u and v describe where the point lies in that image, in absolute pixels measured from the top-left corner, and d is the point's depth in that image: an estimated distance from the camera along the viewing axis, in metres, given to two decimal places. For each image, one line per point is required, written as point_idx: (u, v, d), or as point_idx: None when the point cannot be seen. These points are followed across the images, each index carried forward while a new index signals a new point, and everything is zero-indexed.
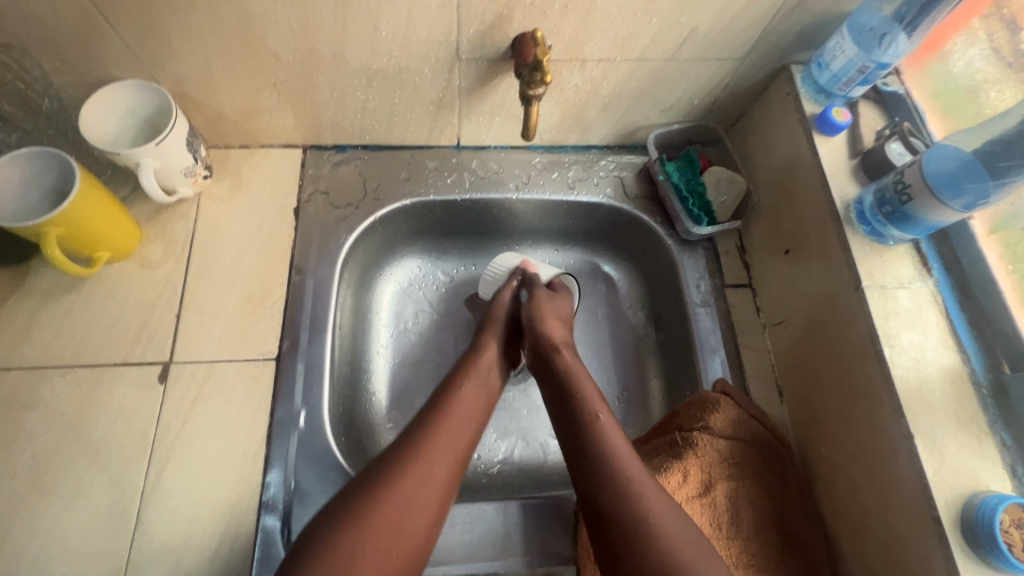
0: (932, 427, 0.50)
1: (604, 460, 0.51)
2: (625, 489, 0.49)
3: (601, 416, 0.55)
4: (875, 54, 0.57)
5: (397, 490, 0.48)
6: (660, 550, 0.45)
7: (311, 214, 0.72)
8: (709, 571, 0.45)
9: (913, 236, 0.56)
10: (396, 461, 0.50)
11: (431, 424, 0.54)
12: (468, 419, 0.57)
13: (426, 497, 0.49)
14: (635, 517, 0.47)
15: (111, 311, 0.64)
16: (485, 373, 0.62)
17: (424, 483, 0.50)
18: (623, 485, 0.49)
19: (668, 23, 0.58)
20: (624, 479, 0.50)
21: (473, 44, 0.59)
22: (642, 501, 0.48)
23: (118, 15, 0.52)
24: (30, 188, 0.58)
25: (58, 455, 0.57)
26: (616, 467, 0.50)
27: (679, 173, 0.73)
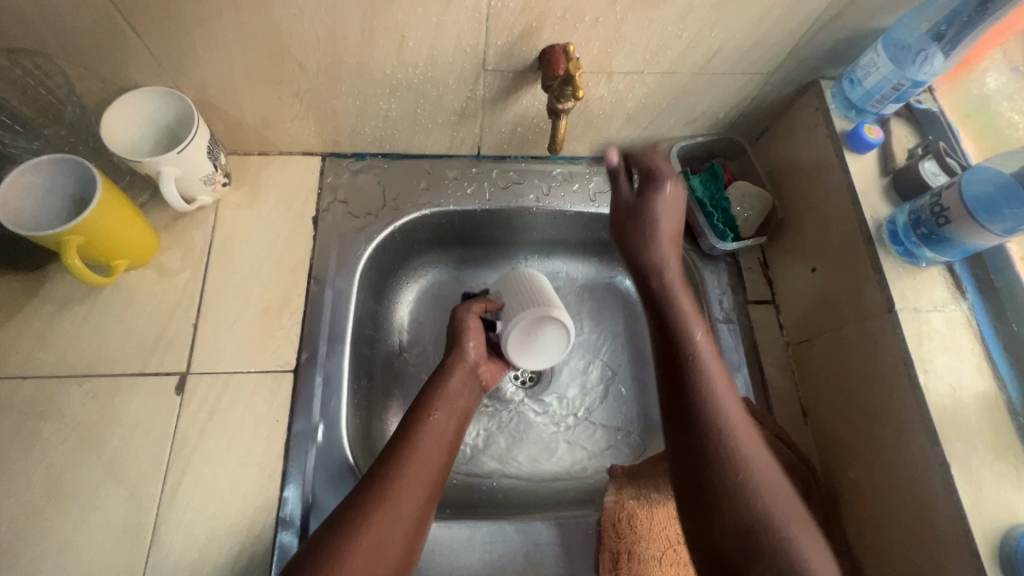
0: (968, 456, 0.49)
1: (713, 410, 0.50)
2: (732, 443, 0.49)
3: (699, 340, 0.55)
4: (910, 72, 0.57)
5: (363, 538, 0.47)
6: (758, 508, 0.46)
7: (329, 223, 0.71)
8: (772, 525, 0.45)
9: (948, 257, 0.55)
10: (371, 491, 0.50)
11: (393, 463, 0.52)
12: (432, 454, 0.55)
13: (392, 541, 0.48)
14: (742, 472, 0.47)
15: (128, 319, 0.63)
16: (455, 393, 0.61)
17: (389, 527, 0.49)
18: (732, 439, 0.49)
19: (699, 37, 0.57)
20: (734, 432, 0.49)
21: (500, 56, 0.58)
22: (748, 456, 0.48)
23: (144, 22, 0.52)
24: (51, 195, 0.58)
25: (73, 465, 0.57)
26: (725, 420, 0.50)
27: (702, 187, 0.72)
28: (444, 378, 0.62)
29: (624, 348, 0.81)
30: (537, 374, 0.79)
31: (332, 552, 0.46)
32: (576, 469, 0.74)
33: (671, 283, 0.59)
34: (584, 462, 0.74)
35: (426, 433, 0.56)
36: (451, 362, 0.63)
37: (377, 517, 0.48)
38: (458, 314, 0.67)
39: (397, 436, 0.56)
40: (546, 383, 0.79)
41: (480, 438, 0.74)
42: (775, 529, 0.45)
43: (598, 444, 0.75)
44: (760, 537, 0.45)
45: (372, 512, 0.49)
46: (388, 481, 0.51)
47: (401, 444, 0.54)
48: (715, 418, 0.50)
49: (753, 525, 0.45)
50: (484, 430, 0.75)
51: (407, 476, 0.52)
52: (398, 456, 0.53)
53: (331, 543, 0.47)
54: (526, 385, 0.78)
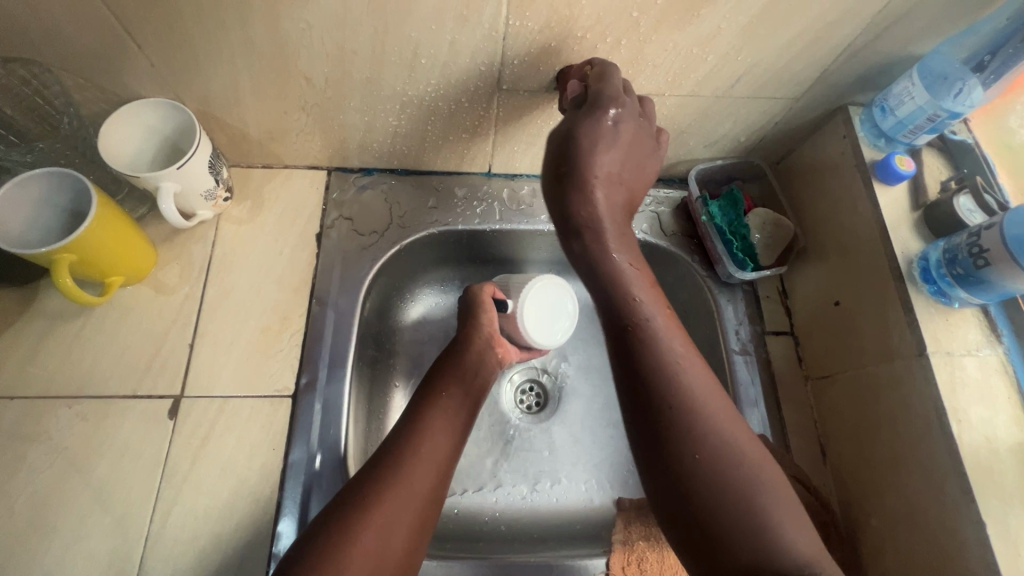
0: (1006, 515, 0.46)
1: (669, 387, 0.46)
2: (691, 414, 0.45)
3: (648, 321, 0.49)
4: (947, 103, 0.54)
5: (378, 503, 0.46)
6: (716, 501, 0.42)
7: (334, 241, 0.68)
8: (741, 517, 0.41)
9: (983, 299, 0.52)
10: (387, 460, 0.50)
11: (409, 436, 0.52)
12: (448, 428, 0.54)
13: (406, 506, 0.47)
14: (705, 454, 0.43)
15: (122, 338, 0.61)
16: (471, 367, 0.61)
17: (405, 494, 0.47)
18: (688, 414, 0.45)
19: (724, 60, 0.54)
20: (693, 409, 0.45)
21: (515, 75, 0.56)
22: (713, 434, 0.44)
23: (145, 33, 0.49)
24: (44, 210, 0.55)
25: (59, 492, 0.54)
26: (685, 404, 0.45)
27: (722, 213, 0.69)
28: (462, 355, 0.62)
29: None
30: (543, 399, 0.77)
31: (348, 520, 0.45)
32: (582, 500, 0.71)
33: (603, 237, 0.52)
34: (590, 493, 0.71)
35: (440, 407, 0.56)
36: (469, 341, 0.63)
37: (393, 484, 0.48)
38: (472, 291, 0.68)
39: (411, 413, 0.55)
40: (552, 409, 0.76)
41: (483, 465, 0.71)
42: (745, 505, 0.42)
43: (605, 475, 0.73)
44: (729, 519, 0.41)
45: (389, 480, 0.48)
46: (404, 451, 0.50)
47: (416, 418, 0.54)
48: (670, 394, 0.45)
49: (722, 504, 0.42)
50: (488, 457, 0.72)
51: (422, 446, 0.51)
52: (412, 430, 0.53)
53: (347, 510, 0.46)
54: (531, 411, 0.76)
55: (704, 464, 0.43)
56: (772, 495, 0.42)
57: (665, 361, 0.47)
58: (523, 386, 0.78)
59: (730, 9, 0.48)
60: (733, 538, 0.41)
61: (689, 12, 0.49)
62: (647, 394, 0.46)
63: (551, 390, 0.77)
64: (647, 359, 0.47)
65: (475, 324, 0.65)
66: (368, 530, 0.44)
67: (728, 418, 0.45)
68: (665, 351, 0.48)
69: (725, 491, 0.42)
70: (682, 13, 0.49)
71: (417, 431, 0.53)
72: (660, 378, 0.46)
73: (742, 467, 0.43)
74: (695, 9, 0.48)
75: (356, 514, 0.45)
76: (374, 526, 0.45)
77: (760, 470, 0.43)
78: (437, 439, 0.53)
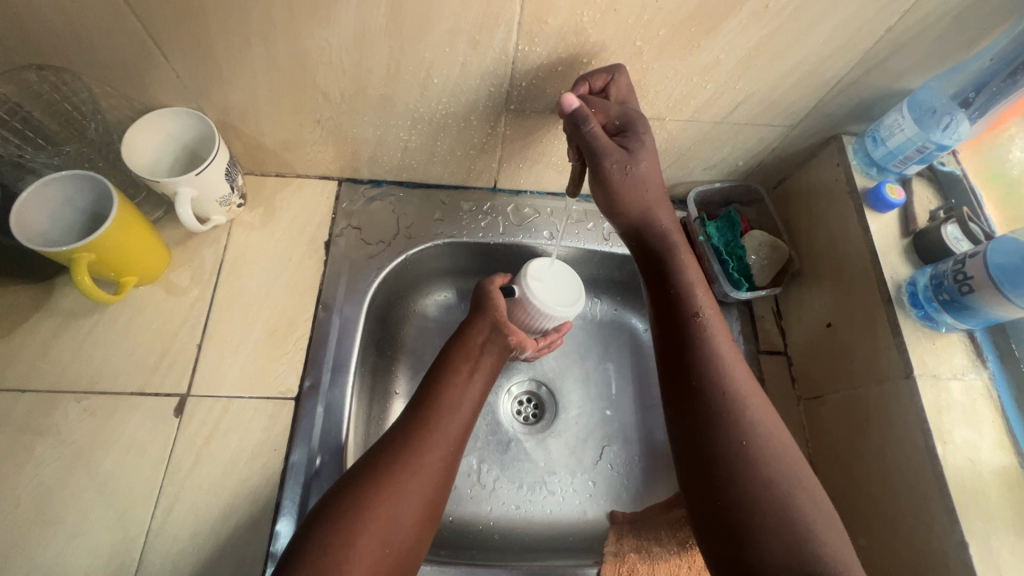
0: (988, 536, 0.47)
1: (717, 374, 0.52)
2: (733, 402, 0.50)
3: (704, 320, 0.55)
4: (935, 136, 0.56)
5: (387, 483, 0.49)
6: (752, 482, 0.47)
7: (341, 249, 0.70)
8: (772, 498, 0.46)
9: (969, 325, 0.54)
10: (391, 452, 0.51)
11: (419, 419, 0.54)
12: (456, 414, 0.56)
13: (414, 485, 0.50)
14: (746, 435, 0.49)
15: (133, 336, 0.63)
16: (480, 353, 0.63)
17: (414, 474, 0.50)
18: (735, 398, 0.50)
19: (723, 89, 0.57)
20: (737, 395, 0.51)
21: (523, 96, 0.58)
22: (752, 419, 0.49)
23: (173, 47, 0.52)
24: (66, 210, 0.58)
25: (65, 484, 0.55)
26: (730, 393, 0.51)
27: (719, 233, 0.71)
28: (472, 339, 0.64)
29: (630, 388, 0.80)
30: (540, 411, 0.78)
31: (362, 493, 0.48)
32: (575, 511, 0.72)
33: (671, 245, 0.59)
34: (584, 504, 0.72)
35: (450, 392, 0.58)
36: (478, 327, 0.65)
37: (402, 466, 0.50)
38: (484, 281, 0.69)
39: (422, 396, 0.57)
40: (549, 421, 0.77)
41: (480, 473, 0.72)
42: (777, 488, 0.46)
43: (599, 487, 0.74)
44: (758, 496, 0.46)
45: (394, 469, 0.50)
46: (414, 434, 0.53)
47: (425, 401, 0.56)
48: (716, 380, 0.51)
49: (753, 482, 0.46)
50: (484, 466, 0.73)
51: (430, 429, 0.54)
52: (422, 414, 0.55)
53: (359, 486, 0.48)
54: (528, 422, 0.77)
55: (743, 445, 0.48)
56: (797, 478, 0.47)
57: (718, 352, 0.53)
58: (521, 397, 0.79)
59: (729, 40, 0.51)
60: (758, 522, 0.45)
61: (690, 43, 0.51)
62: (697, 383, 0.52)
63: (549, 402, 0.79)
64: (702, 349, 0.53)
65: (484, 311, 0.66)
66: (378, 504, 0.47)
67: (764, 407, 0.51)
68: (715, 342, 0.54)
69: (758, 479, 0.47)
70: (683, 43, 0.51)
71: (422, 422, 0.54)
72: (710, 368, 0.52)
73: (775, 450, 0.48)
74: (695, 40, 0.51)
75: (366, 490, 0.48)
76: (386, 501, 0.48)
77: (790, 459, 0.48)
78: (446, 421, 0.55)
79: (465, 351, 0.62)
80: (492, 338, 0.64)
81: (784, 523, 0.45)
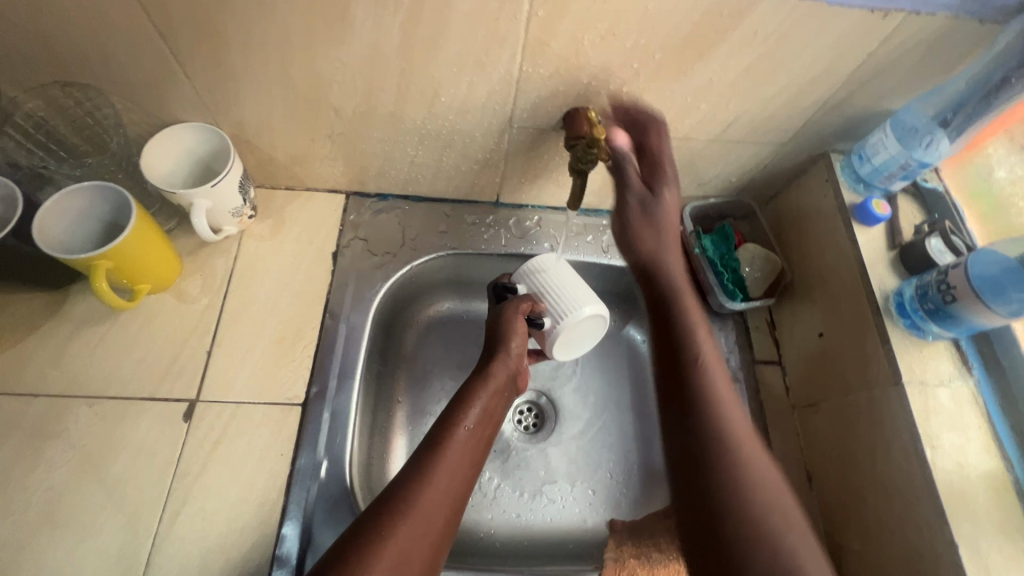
0: (976, 537, 0.49)
1: (711, 411, 0.51)
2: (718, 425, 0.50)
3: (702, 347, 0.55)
4: (917, 153, 0.60)
5: (401, 526, 0.47)
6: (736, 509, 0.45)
7: (348, 260, 0.73)
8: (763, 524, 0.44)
9: (954, 333, 0.56)
10: (405, 489, 0.49)
11: (426, 465, 0.52)
12: (471, 448, 0.55)
13: (420, 538, 0.47)
14: (731, 462, 0.48)
15: (144, 343, 0.64)
16: (497, 384, 0.62)
17: (421, 525, 0.48)
18: (724, 435, 0.49)
19: (716, 108, 0.60)
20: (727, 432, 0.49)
21: (526, 114, 0.61)
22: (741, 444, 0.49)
23: (194, 66, 0.55)
24: (85, 220, 0.60)
25: (75, 488, 0.56)
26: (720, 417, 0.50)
27: (713, 246, 0.74)
28: (484, 380, 0.62)
29: (628, 398, 0.81)
30: (540, 420, 0.79)
31: (366, 547, 0.45)
32: (575, 519, 0.73)
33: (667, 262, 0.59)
34: (583, 513, 0.73)
35: (458, 437, 0.55)
36: (490, 368, 0.63)
37: (413, 511, 0.48)
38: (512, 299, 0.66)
39: (429, 440, 0.55)
40: (550, 430, 0.79)
41: (481, 482, 0.74)
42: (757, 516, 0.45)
43: (599, 496, 0.75)
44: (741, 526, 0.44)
45: (407, 507, 0.48)
46: (420, 481, 0.50)
47: (434, 448, 0.54)
48: (704, 403, 0.51)
49: (739, 515, 0.45)
50: (486, 475, 0.74)
51: (438, 477, 0.51)
52: (428, 460, 0.53)
53: (364, 536, 0.46)
54: (529, 431, 0.78)
55: (732, 480, 0.47)
56: (772, 506, 0.45)
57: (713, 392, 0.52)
58: (521, 407, 0.80)
59: (720, 63, 0.54)
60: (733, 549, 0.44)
61: (684, 66, 0.54)
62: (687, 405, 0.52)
63: (549, 412, 0.80)
64: (699, 386, 0.52)
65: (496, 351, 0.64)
66: (385, 558, 0.44)
67: (760, 446, 0.49)
68: (715, 382, 0.53)
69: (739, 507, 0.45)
70: (677, 66, 0.54)
71: (438, 458, 0.53)
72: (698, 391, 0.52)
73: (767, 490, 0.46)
74: (689, 63, 0.54)
75: (371, 541, 0.45)
76: (392, 554, 0.45)
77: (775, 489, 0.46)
78: (455, 469, 0.53)
79: (476, 391, 0.60)
80: (504, 381, 0.63)
81: (769, 559, 0.43)
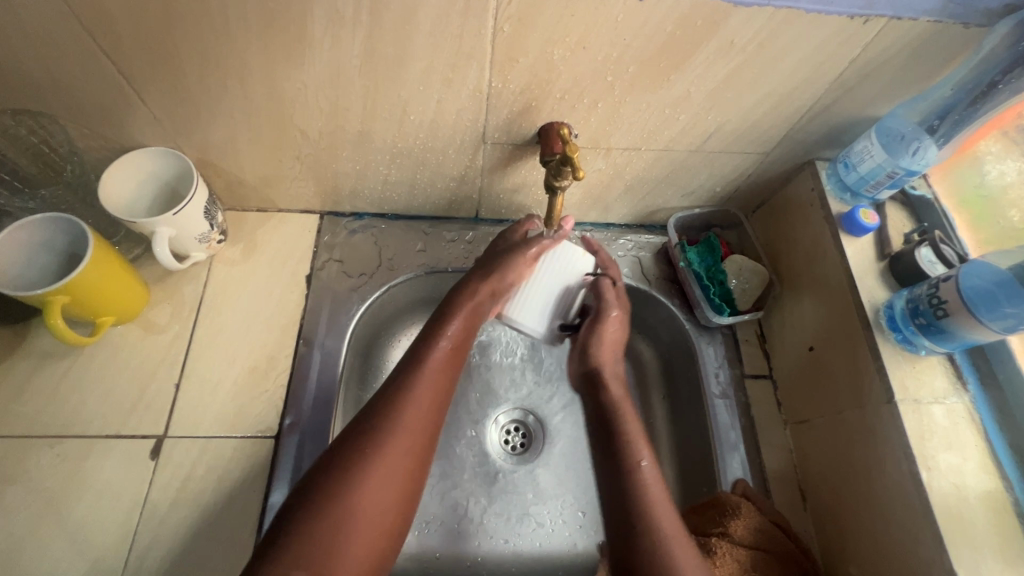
0: (977, 564, 0.47)
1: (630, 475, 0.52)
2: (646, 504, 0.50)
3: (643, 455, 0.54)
4: (904, 162, 0.58)
5: (395, 434, 0.47)
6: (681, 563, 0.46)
7: (323, 282, 0.70)
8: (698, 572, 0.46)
9: (947, 348, 0.54)
10: (394, 394, 0.49)
11: (403, 382, 0.50)
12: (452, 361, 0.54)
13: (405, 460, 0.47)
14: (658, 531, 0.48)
15: (109, 377, 0.62)
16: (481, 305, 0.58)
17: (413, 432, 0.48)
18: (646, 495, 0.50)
19: (695, 119, 0.58)
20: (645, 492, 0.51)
21: (499, 131, 0.59)
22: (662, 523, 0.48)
23: (150, 90, 0.53)
24: (41, 252, 0.57)
25: (35, 533, 0.54)
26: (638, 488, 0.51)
27: (699, 259, 0.72)
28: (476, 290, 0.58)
29: None
30: (528, 441, 0.77)
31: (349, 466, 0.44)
32: (565, 543, 0.71)
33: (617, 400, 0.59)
34: (574, 535, 0.71)
35: (445, 347, 0.54)
36: (471, 285, 0.58)
37: (404, 417, 0.48)
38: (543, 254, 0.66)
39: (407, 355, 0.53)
40: (537, 450, 0.76)
41: (467, 507, 0.71)
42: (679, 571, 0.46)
43: (589, 519, 0.72)
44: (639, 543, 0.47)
45: (395, 414, 0.48)
46: (400, 402, 0.48)
47: (415, 367, 0.51)
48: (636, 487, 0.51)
49: (639, 535, 0.48)
50: (472, 499, 0.72)
51: (423, 391, 0.50)
52: (409, 376, 0.51)
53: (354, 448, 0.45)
54: (516, 452, 0.76)
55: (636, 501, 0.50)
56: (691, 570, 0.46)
57: (625, 427, 0.56)
58: (508, 426, 0.78)
59: (696, 74, 0.52)
60: None
61: (659, 78, 0.52)
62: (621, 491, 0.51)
63: (537, 431, 0.78)
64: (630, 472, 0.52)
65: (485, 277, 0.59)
66: (376, 480, 0.44)
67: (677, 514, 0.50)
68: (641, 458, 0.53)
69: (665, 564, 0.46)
70: (652, 78, 0.52)
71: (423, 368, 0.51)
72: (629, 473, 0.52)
73: (665, 517, 0.49)
74: (665, 74, 0.52)
75: (366, 453, 0.45)
76: (379, 482, 0.45)
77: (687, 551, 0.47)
78: (434, 388, 0.50)
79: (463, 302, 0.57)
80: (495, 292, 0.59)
81: None
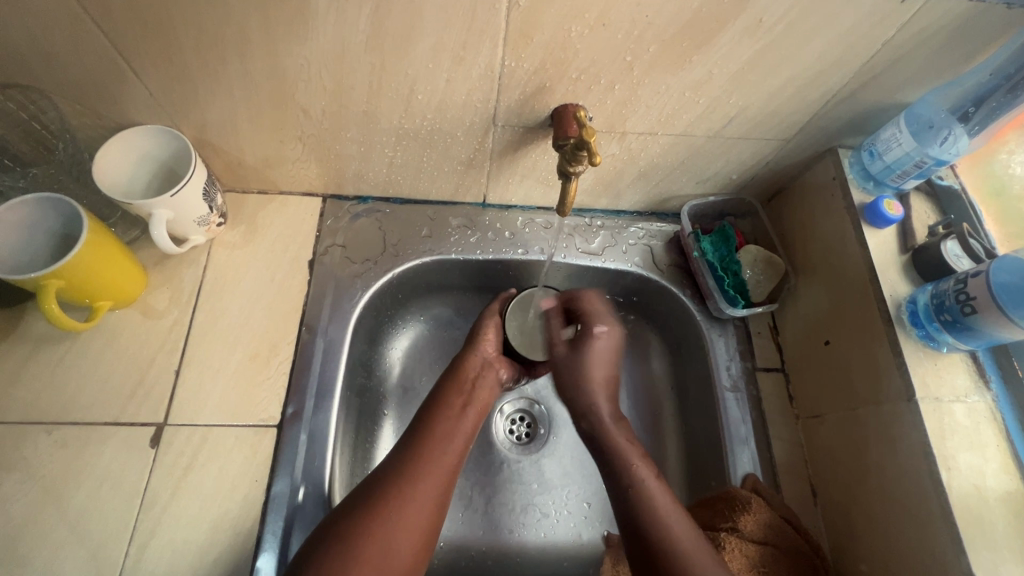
0: (996, 567, 0.46)
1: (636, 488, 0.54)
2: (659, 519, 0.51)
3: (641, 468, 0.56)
4: (933, 150, 0.55)
5: (391, 502, 0.50)
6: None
7: (326, 267, 0.68)
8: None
9: (971, 346, 0.53)
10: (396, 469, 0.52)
11: (407, 477, 0.51)
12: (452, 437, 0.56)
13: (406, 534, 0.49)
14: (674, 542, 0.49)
15: (106, 362, 0.60)
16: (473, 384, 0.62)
17: (410, 501, 0.50)
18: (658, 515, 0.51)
19: (716, 103, 0.55)
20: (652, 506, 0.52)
21: (510, 112, 0.56)
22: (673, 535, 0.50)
23: (145, 65, 0.50)
24: (34, 235, 0.55)
25: (35, 521, 0.53)
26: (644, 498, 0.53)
27: (713, 249, 0.70)
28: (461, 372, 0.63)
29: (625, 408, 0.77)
30: (533, 431, 0.76)
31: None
32: (570, 534, 0.70)
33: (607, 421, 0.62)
34: (579, 527, 0.70)
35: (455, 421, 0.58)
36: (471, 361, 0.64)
37: (405, 482, 0.51)
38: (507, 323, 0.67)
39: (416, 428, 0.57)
40: (542, 441, 0.75)
41: (472, 498, 0.71)
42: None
43: (594, 510, 0.71)
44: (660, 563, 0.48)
45: (403, 478, 0.51)
46: (404, 475, 0.52)
47: (397, 474, 0.52)
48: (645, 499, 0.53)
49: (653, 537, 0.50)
50: (476, 489, 0.71)
51: (430, 462, 0.53)
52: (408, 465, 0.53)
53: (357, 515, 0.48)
54: (521, 442, 0.75)
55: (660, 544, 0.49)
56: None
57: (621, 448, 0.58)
58: (513, 416, 0.77)
59: (722, 55, 0.49)
60: None
61: (681, 59, 0.50)
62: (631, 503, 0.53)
63: (541, 422, 0.77)
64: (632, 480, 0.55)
65: (456, 377, 0.62)
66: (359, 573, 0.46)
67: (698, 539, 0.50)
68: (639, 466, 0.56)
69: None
70: (674, 58, 0.50)
71: (431, 440, 0.55)
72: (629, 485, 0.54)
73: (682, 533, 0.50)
74: (687, 55, 0.49)
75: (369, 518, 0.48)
76: None
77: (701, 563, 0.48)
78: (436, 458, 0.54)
79: (462, 388, 0.61)
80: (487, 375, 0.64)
81: None
